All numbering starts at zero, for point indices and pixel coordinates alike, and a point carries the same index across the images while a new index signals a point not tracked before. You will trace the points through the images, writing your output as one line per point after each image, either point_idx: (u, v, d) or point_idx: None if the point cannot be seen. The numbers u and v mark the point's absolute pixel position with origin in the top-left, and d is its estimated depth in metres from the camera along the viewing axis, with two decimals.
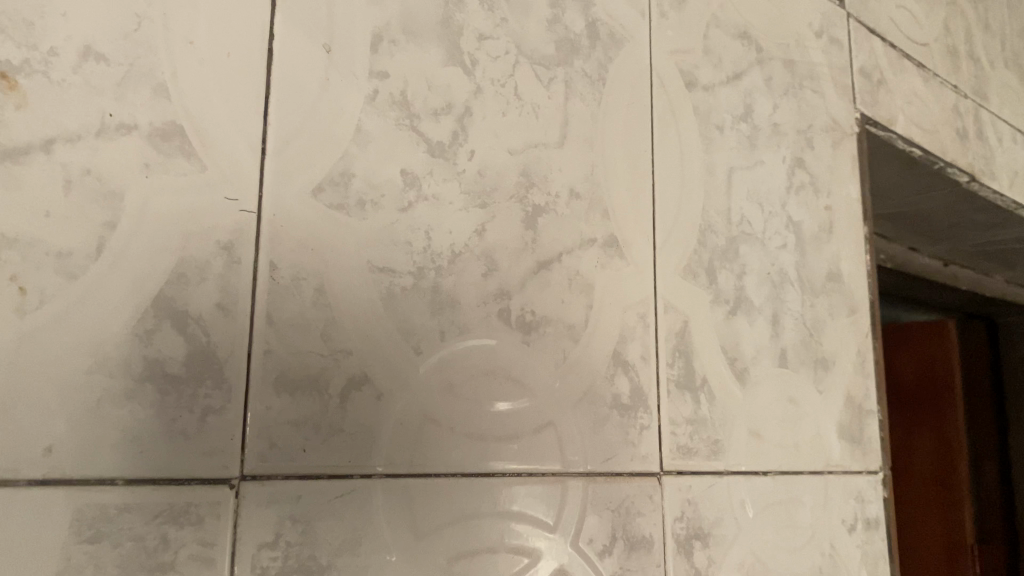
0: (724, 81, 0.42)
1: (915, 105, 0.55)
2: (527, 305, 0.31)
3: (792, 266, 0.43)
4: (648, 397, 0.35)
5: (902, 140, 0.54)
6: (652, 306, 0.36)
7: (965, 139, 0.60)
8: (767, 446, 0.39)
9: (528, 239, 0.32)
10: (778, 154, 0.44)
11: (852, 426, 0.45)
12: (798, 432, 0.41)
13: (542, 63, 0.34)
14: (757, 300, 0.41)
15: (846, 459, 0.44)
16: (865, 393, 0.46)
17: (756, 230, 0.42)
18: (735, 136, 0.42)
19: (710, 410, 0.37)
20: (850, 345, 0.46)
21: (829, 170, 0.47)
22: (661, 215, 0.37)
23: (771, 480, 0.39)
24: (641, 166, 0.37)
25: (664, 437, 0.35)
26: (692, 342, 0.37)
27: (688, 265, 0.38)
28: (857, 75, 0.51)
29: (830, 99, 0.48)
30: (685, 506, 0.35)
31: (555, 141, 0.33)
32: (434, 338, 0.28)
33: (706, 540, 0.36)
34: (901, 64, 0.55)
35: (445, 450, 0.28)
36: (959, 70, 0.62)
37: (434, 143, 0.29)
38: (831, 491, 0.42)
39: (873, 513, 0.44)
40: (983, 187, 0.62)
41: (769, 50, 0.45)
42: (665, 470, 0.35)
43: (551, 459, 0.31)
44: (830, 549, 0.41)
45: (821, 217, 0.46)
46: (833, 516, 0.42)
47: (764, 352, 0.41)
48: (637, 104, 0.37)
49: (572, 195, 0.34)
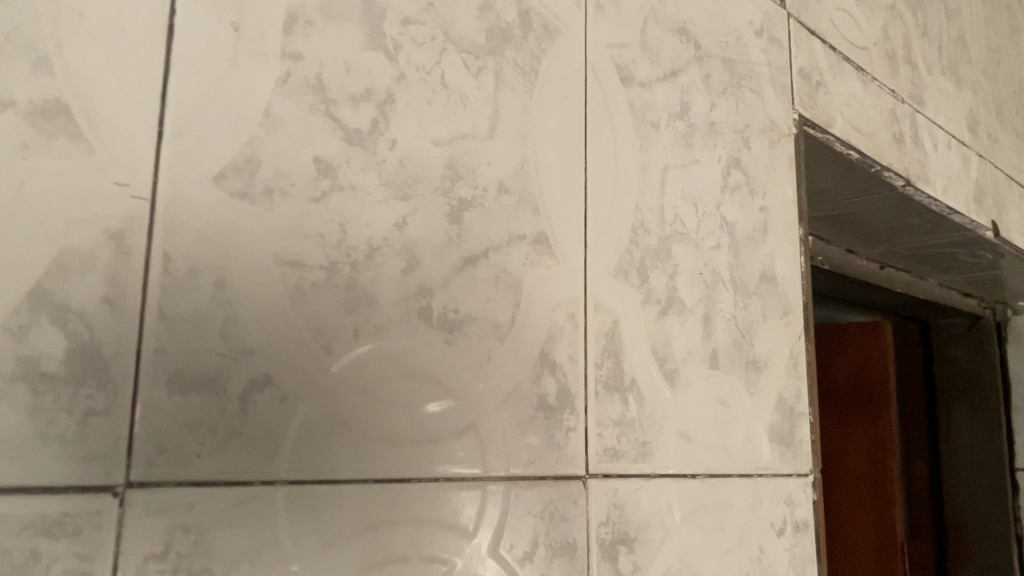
0: (661, 78, 0.41)
1: (853, 108, 0.55)
2: (449, 303, 0.30)
3: (725, 267, 0.43)
4: (576, 399, 0.34)
5: (840, 142, 0.54)
6: (581, 305, 0.35)
7: (902, 143, 0.61)
8: (696, 448, 0.39)
9: (452, 234, 0.30)
10: (714, 153, 0.43)
11: (783, 427, 0.44)
12: (729, 434, 0.41)
13: (471, 51, 0.32)
14: (689, 301, 0.40)
15: (776, 462, 0.43)
16: (796, 395, 0.46)
17: (689, 230, 0.41)
18: (671, 134, 0.41)
19: (640, 412, 0.37)
20: (782, 346, 0.45)
21: (765, 170, 0.47)
22: (593, 213, 0.36)
23: (700, 483, 0.39)
24: (574, 161, 0.36)
25: (591, 440, 0.34)
26: (622, 343, 0.37)
27: (620, 264, 0.37)
28: (797, 76, 0.51)
29: (768, 99, 0.48)
30: (611, 510, 0.34)
31: (483, 132, 0.32)
32: (347, 337, 0.27)
33: (631, 545, 0.35)
34: (840, 66, 0.55)
35: (355, 455, 0.27)
36: (897, 74, 0.62)
37: (352, 130, 0.28)
38: (760, 494, 0.42)
39: (802, 517, 0.44)
40: (918, 190, 0.62)
41: (708, 47, 0.44)
42: (591, 473, 0.34)
43: (473, 463, 0.30)
44: (758, 553, 0.41)
45: (756, 218, 0.45)
46: (761, 519, 0.41)
47: (695, 353, 0.40)
48: (571, 97, 0.36)
49: (501, 189, 0.32)
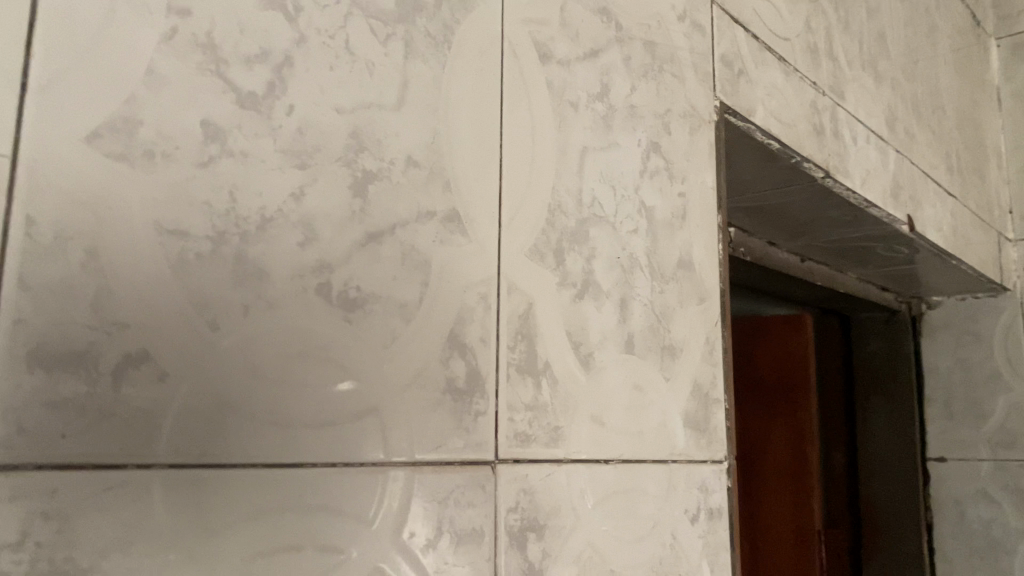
0: (580, 57, 0.40)
1: (775, 98, 0.56)
2: (351, 280, 0.28)
3: (643, 252, 0.42)
4: (486, 381, 0.33)
5: (761, 131, 0.54)
6: (494, 286, 0.34)
7: (822, 136, 0.61)
8: (610, 433, 0.38)
9: (354, 207, 0.29)
10: (633, 137, 0.43)
11: (698, 414, 0.44)
12: (643, 420, 0.40)
13: (379, 17, 0.31)
14: (606, 285, 0.40)
15: (691, 449, 0.43)
16: (712, 382, 0.46)
17: (607, 213, 0.41)
18: (591, 115, 0.40)
19: (552, 396, 0.36)
20: (699, 333, 0.45)
21: (685, 156, 0.46)
22: (508, 191, 0.35)
23: (613, 469, 0.38)
24: (489, 136, 0.35)
25: (501, 424, 0.33)
26: (536, 325, 0.36)
27: (535, 246, 0.36)
28: (718, 63, 0.50)
29: (689, 84, 0.47)
30: (521, 497, 0.33)
31: (391, 103, 0.31)
32: (235, 313, 0.25)
33: (541, 532, 0.34)
34: (762, 56, 0.55)
35: (243, 439, 0.25)
36: (819, 67, 0.63)
37: (245, 93, 0.27)
38: (675, 480, 0.42)
39: (716, 503, 0.44)
40: (837, 183, 0.63)
41: (630, 29, 0.43)
42: (501, 459, 0.33)
43: (373, 448, 0.28)
44: (670, 540, 0.41)
45: (674, 204, 0.45)
46: (674, 506, 0.41)
47: (611, 337, 0.40)
48: (487, 71, 0.35)
49: (409, 162, 0.31)
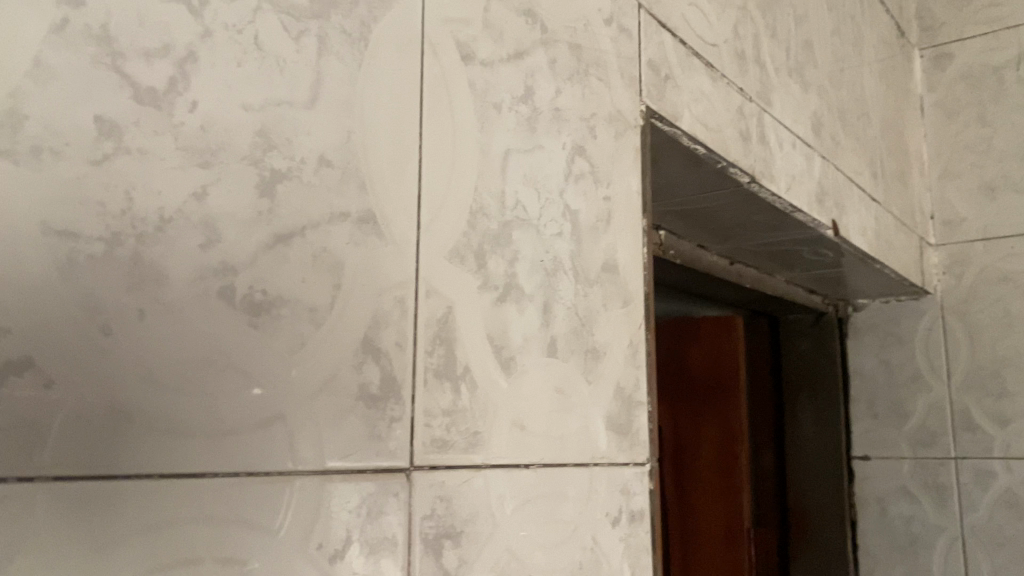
0: (504, 59, 0.40)
1: (701, 103, 0.56)
2: (257, 283, 0.28)
3: (566, 255, 0.42)
4: (402, 387, 0.32)
5: (687, 136, 0.54)
6: (412, 289, 0.33)
7: (748, 141, 0.62)
8: (530, 438, 0.38)
9: (261, 208, 0.28)
10: (558, 140, 0.43)
11: (621, 417, 0.44)
12: (565, 424, 0.40)
13: (291, 13, 0.30)
14: (528, 288, 0.39)
15: (612, 452, 0.43)
16: (635, 385, 0.46)
17: (530, 216, 0.40)
18: (514, 117, 0.40)
19: (472, 401, 0.35)
20: (622, 336, 0.45)
21: (610, 160, 0.46)
22: (428, 192, 0.34)
23: (532, 473, 0.38)
24: (407, 135, 0.34)
25: (417, 430, 0.32)
26: (456, 328, 0.35)
27: (456, 248, 0.36)
28: (645, 68, 0.51)
29: (615, 88, 0.47)
30: (436, 504, 0.33)
31: (302, 100, 0.30)
32: (130, 317, 0.24)
33: (457, 539, 0.34)
34: (689, 61, 0.56)
35: (138, 449, 0.24)
36: (746, 73, 0.64)
37: (144, 88, 0.25)
38: (596, 484, 0.42)
39: (637, 506, 0.44)
40: (762, 188, 0.64)
41: (556, 32, 0.43)
42: (416, 465, 0.32)
43: (279, 456, 0.28)
44: (592, 544, 0.41)
45: (599, 208, 0.45)
46: (595, 509, 0.41)
47: (533, 341, 0.39)
48: (406, 69, 0.34)
49: (321, 162, 0.30)
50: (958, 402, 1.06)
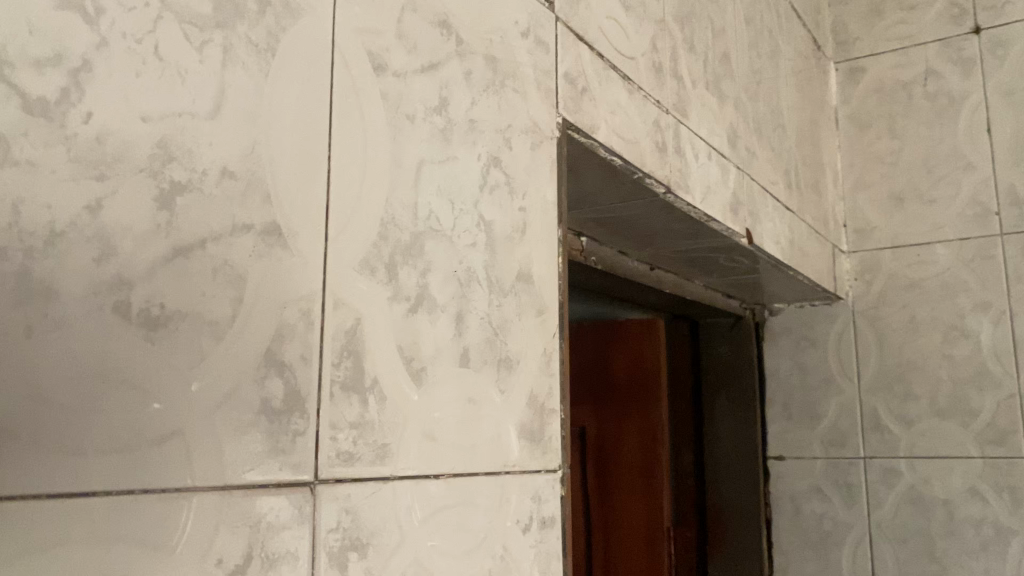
0: (417, 70, 0.40)
1: (617, 115, 0.57)
2: (154, 297, 0.27)
3: (481, 265, 0.42)
4: (306, 401, 0.32)
5: (604, 148, 0.55)
6: (318, 302, 0.33)
7: (664, 152, 0.64)
8: (439, 449, 0.38)
9: (159, 220, 0.28)
10: (473, 151, 0.43)
11: (534, 426, 0.45)
12: (476, 434, 0.40)
13: (193, 22, 0.30)
14: (441, 299, 0.39)
15: (524, 460, 0.44)
16: (548, 392, 0.46)
17: (444, 226, 0.40)
18: (428, 128, 0.40)
19: (380, 414, 0.35)
20: (535, 345, 0.46)
21: (525, 171, 0.47)
22: (336, 203, 0.34)
23: (442, 483, 0.38)
24: (315, 146, 0.34)
25: (322, 444, 0.32)
26: (364, 341, 0.35)
27: (366, 259, 0.35)
28: (561, 80, 0.51)
29: (531, 100, 0.48)
30: (342, 516, 0.33)
31: (204, 111, 0.29)
32: (15, 334, 0.24)
33: (363, 551, 0.34)
34: (606, 74, 0.57)
35: (25, 468, 0.24)
36: (663, 85, 0.65)
37: (33, 99, 0.25)
38: (507, 492, 0.42)
39: (548, 512, 0.45)
40: (678, 199, 0.66)
41: (470, 43, 0.44)
42: (321, 479, 0.32)
43: (176, 473, 0.27)
44: (502, 551, 0.41)
45: (514, 218, 0.45)
46: (505, 516, 0.42)
47: (445, 352, 0.39)
48: (314, 80, 0.34)
49: (223, 173, 0.30)
50: (867, 404, 1.11)
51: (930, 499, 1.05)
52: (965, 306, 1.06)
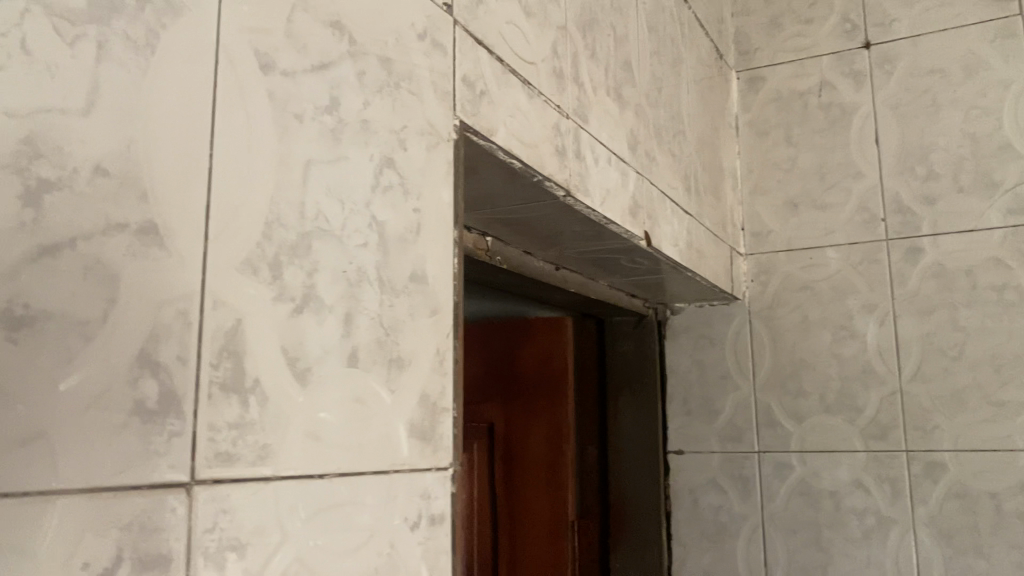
0: (307, 70, 0.40)
1: (516, 119, 0.58)
2: (17, 297, 0.27)
3: (372, 266, 0.42)
4: (182, 402, 0.32)
5: (503, 150, 0.56)
6: (196, 302, 0.33)
7: (563, 156, 0.65)
8: (324, 449, 0.38)
9: (24, 219, 0.27)
10: (365, 151, 0.43)
11: (424, 425, 0.45)
12: (363, 434, 0.41)
13: (65, 17, 0.29)
14: (329, 299, 0.39)
15: (414, 459, 0.44)
16: (441, 392, 0.47)
17: (333, 226, 0.40)
18: (318, 128, 0.40)
19: (261, 414, 0.35)
20: (429, 345, 0.46)
21: (420, 172, 0.47)
22: (218, 201, 0.34)
23: (327, 483, 0.38)
24: (196, 145, 0.33)
25: (199, 444, 0.32)
26: (246, 341, 0.35)
27: (249, 259, 0.35)
28: (459, 83, 0.52)
29: (428, 101, 0.48)
30: (219, 516, 0.33)
31: (76, 108, 0.29)
32: None
33: (242, 552, 0.33)
34: (505, 77, 0.58)
35: None
36: (563, 91, 0.67)
37: None
38: (394, 490, 0.42)
39: (437, 510, 0.45)
40: (577, 201, 0.68)
41: (364, 44, 0.44)
42: (198, 480, 0.32)
43: (41, 476, 0.27)
44: (389, 549, 0.42)
45: (408, 218, 0.46)
46: (392, 514, 0.42)
47: (332, 352, 0.39)
48: (197, 78, 0.34)
49: (96, 171, 0.29)
50: (762, 400, 1.15)
51: (818, 491, 1.10)
52: (853, 307, 1.12)
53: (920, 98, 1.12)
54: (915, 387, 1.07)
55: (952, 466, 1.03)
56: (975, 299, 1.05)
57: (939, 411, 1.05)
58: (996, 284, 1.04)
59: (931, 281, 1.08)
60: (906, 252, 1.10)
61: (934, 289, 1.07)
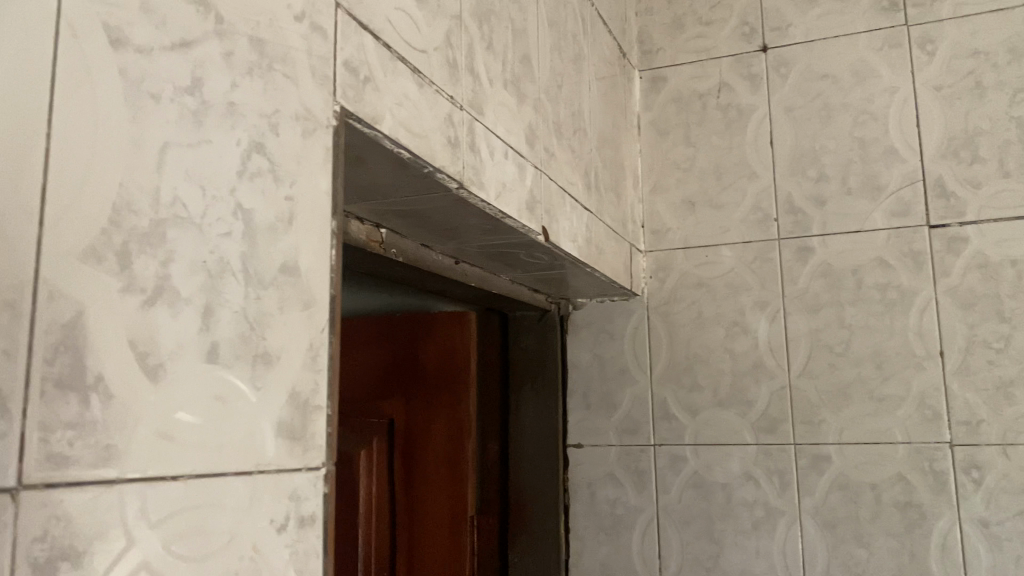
0: (166, 47, 0.37)
1: (404, 108, 0.57)
2: None
3: (236, 256, 0.40)
4: (9, 400, 0.29)
5: (389, 139, 0.55)
6: (27, 293, 0.30)
7: (456, 148, 0.64)
8: (177, 449, 0.36)
9: None
10: (230, 136, 0.41)
11: (294, 423, 0.43)
12: (223, 433, 0.39)
13: None
14: (185, 291, 0.37)
15: (282, 458, 0.42)
16: (313, 388, 0.45)
17: (192, 214, 0.38)
18: (177, 109, 0.38)
19: (104, 413, 0.33)
20: (301, 340, 0.44)
21: (294, 159, 0.45)
22: (54, 183, 0.32)
23: (180, 485, 0.36)
24: (28, 121, 0.31)
25: (29, 445, 0.30)
26: (87, 334, 0.32)
27: (92, 247, 0.33)
28: (341, 68, 0.50)
29: (304, 86, 0.46)
30: (51, 523, 0.30)
31: None
32: None
33: (77, 561, 0.31)
34: (393, 65, 0.56)
35: None
36: (457, 81, 0.65)
37: None
38: (259, 491, 0.41)
39: (307, 510, 0.44)
40: (471, 195, 0.67)
41: (233, 23, 0.42)
42: (26, 484, 0.30)
43: None
44: (252, 552, 0.40)
45: (279, 207, 0.44)
46: (256, 517, 0.40)
47: (188, 346, 0.37)
48: (32, 50, 0.31)
49: None
50: (658, 394, 1.17)
51: (711, 483, 1.13)
52: (746, 304, 1.15)
53: (812, 102, 1.16)
54: (803, 382, 1.10)
55: (836, 459, 1.07)
56: (860, 298, 1.09)
57: (825, 405, 1.09)
58: (879, 284, 1.08)
59: (820, 280, 1.11)
60: (796, 252, 1.13)
61: (822, 288, 1.11)
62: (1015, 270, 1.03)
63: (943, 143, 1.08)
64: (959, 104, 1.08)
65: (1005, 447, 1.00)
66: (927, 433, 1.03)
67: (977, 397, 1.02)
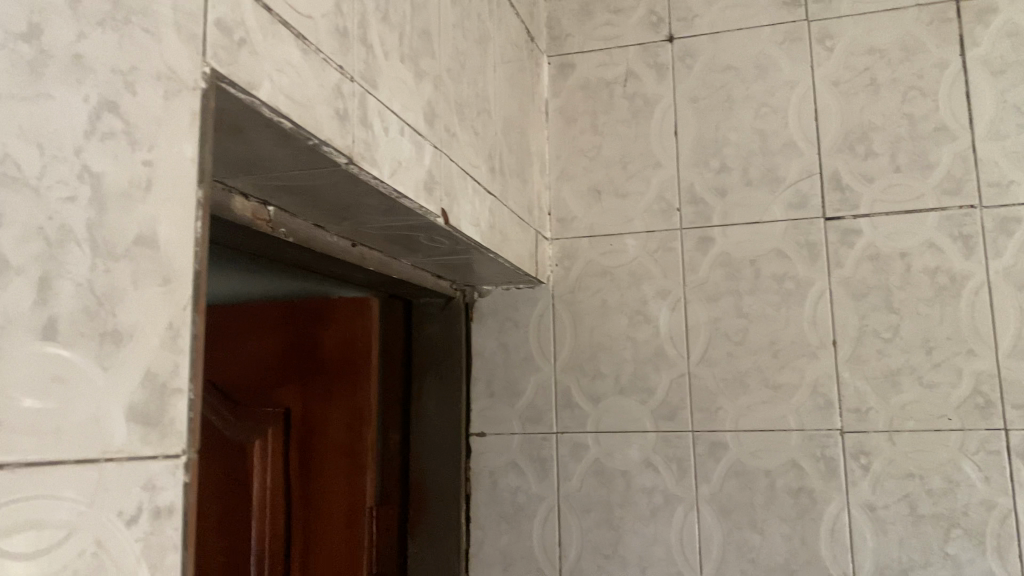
0: None
1: (286, 75, 0.54)
2: None
3: (81, 223, 0.37)
4: None
5: (267, 108, 0.52)
6: None
7: (346, 121, 0.61)
8: (5, 433, 0.32)
9: None
10: (76, 91, 0.37)
11: (149, 408, 0.40)
12: (61, 417, 0.35)
13: None
14: (17, 258, 0.33)
15: (134, 445, 0.39)
16: (172, 371, 0.42)
17: (27, 174, 0.34)
18: (11, 56, 0.34)
19: None
20: (158, 319, 0.41)
21: (154, 121, 0.42)
22: None
23: (8, 474, 0.32)
24: None
25: None
26: None
27: None
28: (212, 27, 0.47)
29: (167, 44, 0.43)
30: None
31: None
32: None
33: None
34: (274, 29, 0.53)
35: None
36: (347, 51, 0.62)
37: None
38: (106, 481, 0.37)
39: (164, 502, 0.41)
40: (361, 171, 0.64)
41: None
42: None
43: None
44: (95, 548, 0.36)
45: (135, 172, 0.40)
46: (102, 508, 0.37)
47: (20, 320, 0.33)
48: None
49: None
50: (560, 382, 1.17)
51: (611, 471, 1.13)
52: (648, 293, 1.15)
53: (716, 93, 1.17)
54: (702, 370, 1.11)
55: (732, 446, 1.09)
56: (758, 288, 1.11)
57: (723, 392, 1.10)
58: (777, 274, 1.10)
59: (720, 270, 1.13)
60: (697, 242, 1.14)
61: (721, 277, 1.12)
62: (904, 262, 1.06)
63: (839, 137, 1.11)
64: (855, 99, 1.11)
65: (891, 433, 1.03)
66: (819, 420, 1.06)
67: (867, 385, 1.05)
